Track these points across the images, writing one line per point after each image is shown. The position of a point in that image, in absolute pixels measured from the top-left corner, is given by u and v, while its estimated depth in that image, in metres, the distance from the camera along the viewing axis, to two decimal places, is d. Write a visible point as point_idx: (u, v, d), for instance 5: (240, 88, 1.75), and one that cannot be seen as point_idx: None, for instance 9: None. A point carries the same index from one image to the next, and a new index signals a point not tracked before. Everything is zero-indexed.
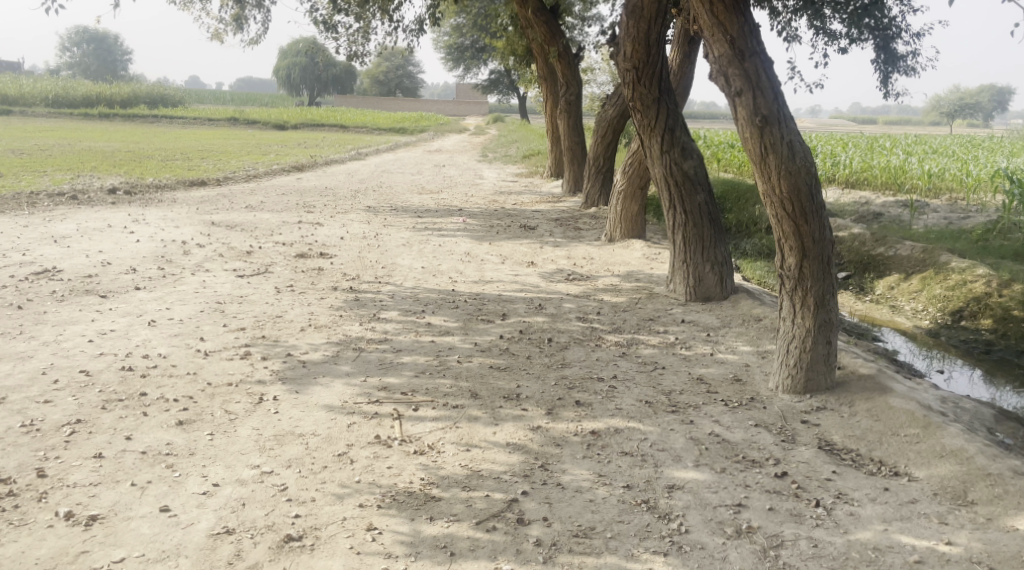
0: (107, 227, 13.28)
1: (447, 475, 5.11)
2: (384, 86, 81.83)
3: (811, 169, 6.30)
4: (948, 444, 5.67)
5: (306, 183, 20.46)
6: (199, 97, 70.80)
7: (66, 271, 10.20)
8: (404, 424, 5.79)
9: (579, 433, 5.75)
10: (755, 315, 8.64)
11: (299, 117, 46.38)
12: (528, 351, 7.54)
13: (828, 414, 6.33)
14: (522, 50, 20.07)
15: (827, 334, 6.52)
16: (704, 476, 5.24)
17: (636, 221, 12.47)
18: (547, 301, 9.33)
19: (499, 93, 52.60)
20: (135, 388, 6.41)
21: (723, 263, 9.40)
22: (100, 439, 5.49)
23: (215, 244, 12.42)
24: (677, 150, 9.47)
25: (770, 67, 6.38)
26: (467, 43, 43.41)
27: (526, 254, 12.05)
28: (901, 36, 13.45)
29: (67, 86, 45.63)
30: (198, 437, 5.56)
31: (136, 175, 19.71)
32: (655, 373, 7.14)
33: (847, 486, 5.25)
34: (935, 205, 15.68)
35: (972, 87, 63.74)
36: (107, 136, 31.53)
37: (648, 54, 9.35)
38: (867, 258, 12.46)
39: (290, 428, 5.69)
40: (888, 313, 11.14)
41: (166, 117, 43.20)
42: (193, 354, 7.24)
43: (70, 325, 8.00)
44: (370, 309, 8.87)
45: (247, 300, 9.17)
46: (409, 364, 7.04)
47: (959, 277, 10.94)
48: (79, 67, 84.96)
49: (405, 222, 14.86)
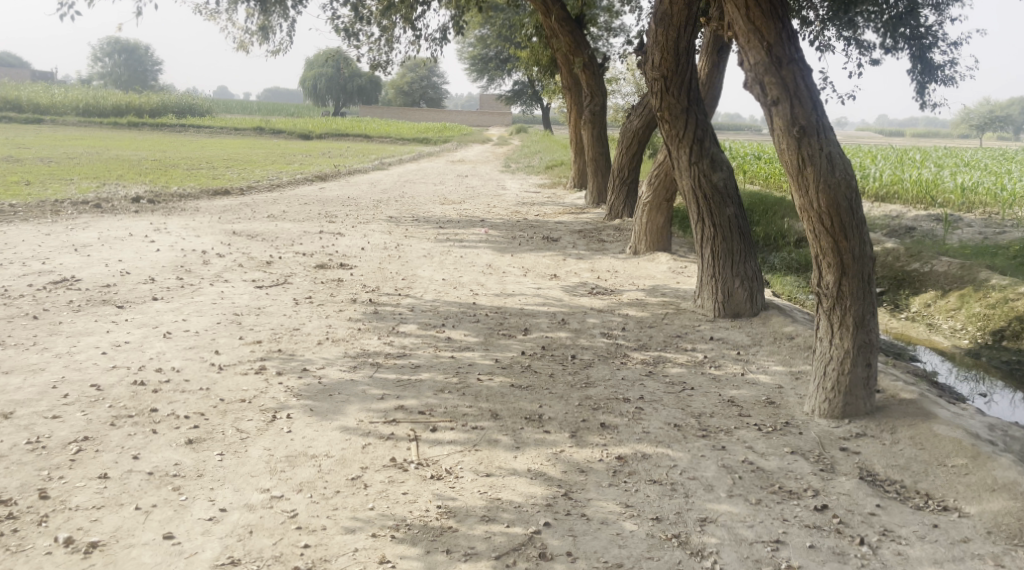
0: (128, 235, 13.16)
1: (466, 504, 4.85)
2: (409, 96, 82.06)
3: (851, 183, 5.99)
4: (999, 477, 5.38)
5: (329, 193, 20.32)
6: (226, 106, 71.22)
7: (85, 280, 10.06)
8: (422, 446, 5.54)
9: (605, 458, 5.48)
10: (787, 333, 8.33)
11: (324, 127, 46.50)
12: (551, 369, 7.27)
13: (869, 441, 6.02)
14: (546, 60, 19.70)
15: (866, 356, 6.21)
16: (739, 510, 4.96)
17: (662, 233, 12.17)
18: (571, 316, 9.07)
19: (523, 104, 52.35)
20: (145, 404, 6.20)
21: (754, 279, 9.09)
22: (106, 458, 5.28)
23: (236, 253, 12.25)
24: (706, 161, 9.17)
25: (809, 76, 6.09)
26: (491, 55, 43.31)
27: (550, 267, 11.78)
28: (937, 46, 12.98)
29: (95, 95, 45.89)
30: (207, 457, 5.35)
31: (161, 183, 19.67)
32: (683, 394, 6.84)
33: (891, 522, 5.00)
34: (969, 220, 15.28)
35: (1002, 100, 62.48)
36: (134, 143, 31.62)
37: (678, 63, 9.06)
38: (902, 274, 12.10)
39: (303, 449, 5.46)
40: (924, 332, 10.77)
41: (193, 126, 43.40)
42: (207, 368, 7.03)
43: (84, 337, 7.82)
44: (389, 322, 8.64)
45: (265, 312, 8.97)
46: (428, 382, 6.79)
47: (1001, 295, 10.55)
48: (110, 76, 85.95)
49: (427, 233, 14.64)
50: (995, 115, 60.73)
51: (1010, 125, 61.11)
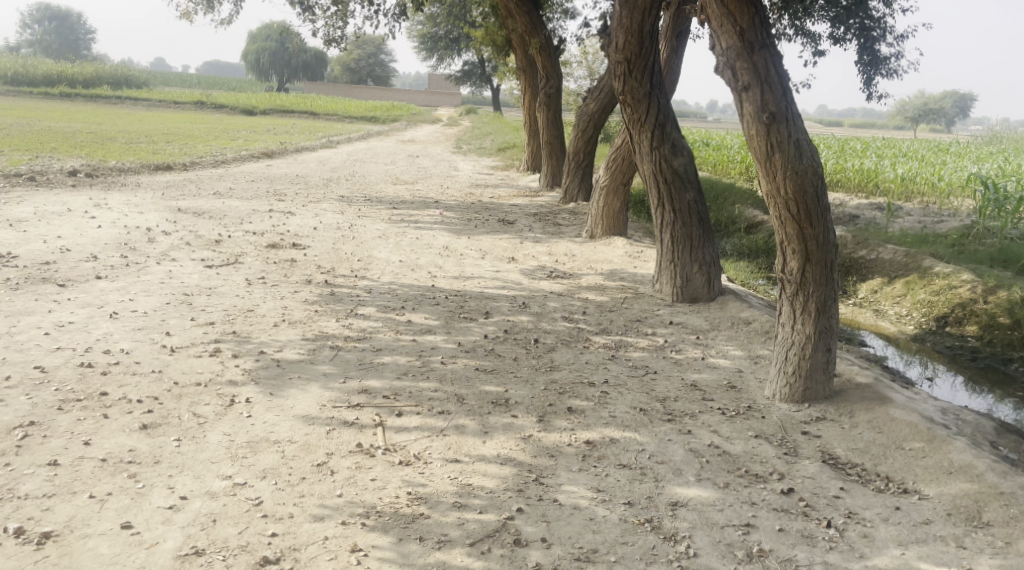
0: (67, 211, 12.75)
1: (435, 490, 4.78)
2: (355, 74, 81.01)
3: (818, 170, 6.03)
4: (956, 460, 5.49)
5: (276, 170, 19.95)
6: (165, 78, 69.39)
7: (22, 257, 9.70)
8: (387, 432, 5.45)
9: (573, 442, 5.45)
10: (745, 318, 8.38)
11: (268, 103, 45.62)
12: (514, 352, 7.22)
13: (829, 424, 6.08)
14: (501, 41, 19.57)
15: (827, 341, 6.27)
16: (707, 493, 4.98)
17: (619, 217, 12.17)
18: (530, 299, 9.03)
19: (471, 85, 52.03)
20: (94, 387, 6.03)
21: (711, 264, 9.14)
22: (56, 445, 5.13)
23: (182, 231, 11.95)
24: (667, 146, 9.17)
25: (779, 62, 6.09)
26: (440, 33, 42.94)
27: (507, 250, 11.71)
28: (884, 38, 13.18)
29: (26, 64, 44.29)
30: (164, 443, 5.19)
31: (99, 157, 19.09)
32: (646, 378, 6.84)
33: (856, 504, 5.06)
34: (910, 209, 15.59)
35: (937, 92, 63.87)
36: (68, 115, 30.58)
37: (641, 46, 9.02)
38: (850, 261, 12.30)
39: (265, 434, 5.33)
40: (872, 318, 10.94)
41: (131, 98, 42.20)
42: (159, 351, 6.85)
43: (26, 316, 7.55)
44: (347, 304, 8.50)
45: (216, 292, 8.76)
46: (390, 365, 6.68)
47: (944, 282, 10.75)
48: (41, 45, 83.14)
49: (380, 213, 14.46)
50: (930, 108, 62.24)
51: (944, 117, 62.64)
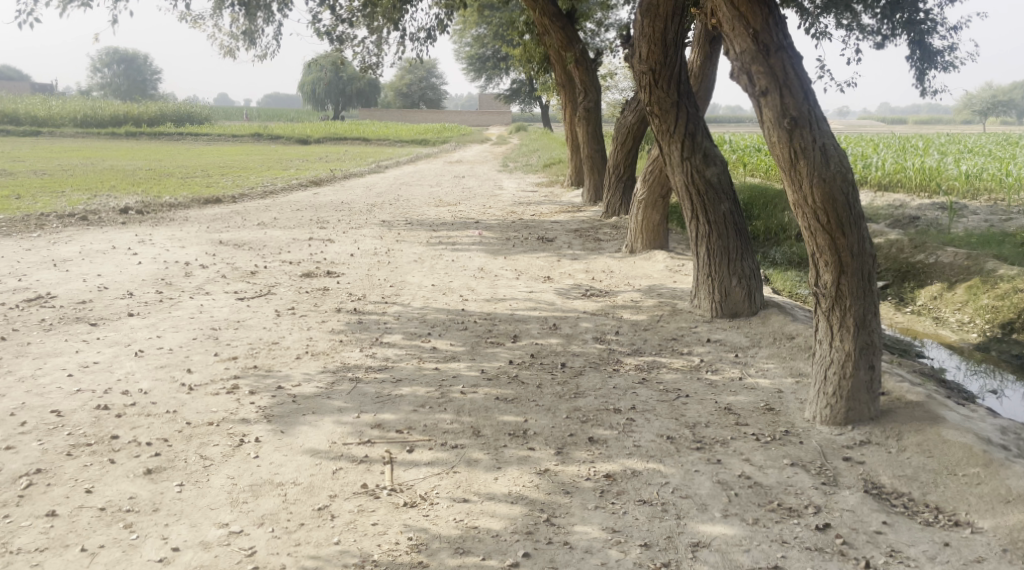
0: (111, 249, 12.85)
1: (439, 534, 4.54)
2: (409, 98, 81.84)
3: (848, 176, 5.64)
4: (1013, 487, 5.04)
5: (323, 197, 20.00)
6: (226, 111, 70.91)
7: (60, 297, 9.75)
8: (396, 470, 5.21)
9: (592, 477, 5.15)
10: (788, 333, 7.96)
11: (323, 131, 46.20)
12: (539, 379, 6.92)
13: (874, 448, 5.67)
14: (539, 58, 19.37)
15: (869, 358, 5.85)
16: (734, 532, 4.65)
17: (659, 231, 11.79)
18: (562, 320, 8.72)
19: (523, 103, 52.00)
20: (106, 430, 5.90)
21: (752, 277, 8.71)
22: (57, 493, 4.99)
23: (220, 264, 11.93)
24: (699, 156, 8.81)
25: (799, 64, 5.77)
26: (488, 54, 43.15)
27: (544, 269, 11.43)
28: (936, 31, 12.51)
29: (94, 105, 45.62)
30: (166, 489, 5.02)
31: (153, 193, 19.35)
32: (677, 403, 6.47)
33: (899, 541, 4.68)
34: (974, 207, 14.86)
35: (1005, 84, 61.95)
36: (132, 154, 31.30)
37: (666, 55, 8.73)
38: (906, 266, 11.71)
39: (269, 476, 5.13)
40: (931, 326, 10.38)
41: (191, 134, 43.01)
42: (177, 390, 6.71)
43: (52, 358, 7.52)
44: (373, 333, 8.30)
45: (244, 325, 8.65)
46: (408, 397, 6.44)
47: (1009, 286, 10.15)
48: (109, 87, 85.61)
49: (420, 236, 14.32)
50: (998, 100, 60.47)
51: (1014, 109, 60.63)
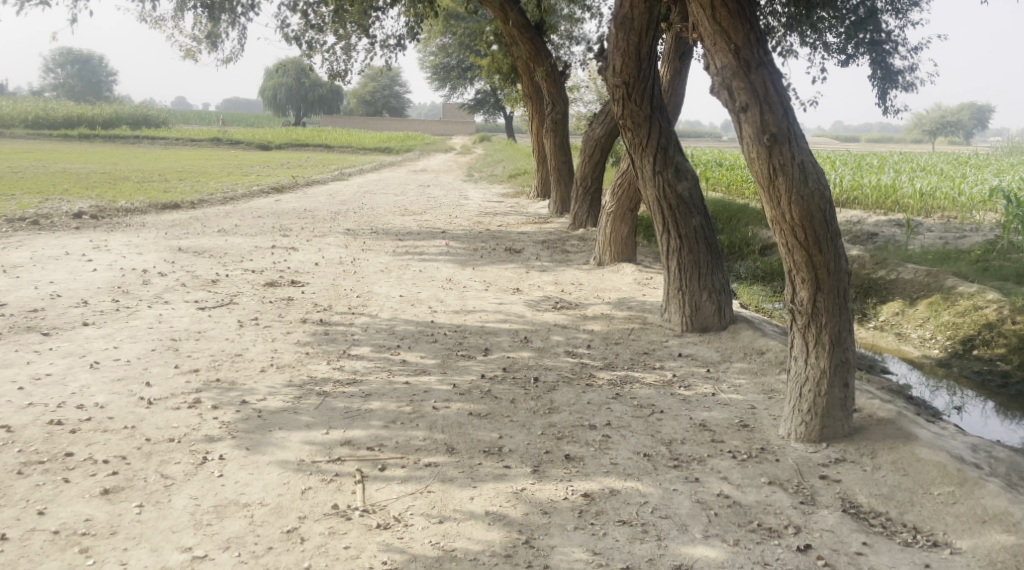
0: (64, 255, 12.47)
1: (413, 557, 4.41)
2: (370, 105, 81.39)
3: (825, 193, 5.61)
4: (989, 507, 5.02)
5: (285, 205, 19.71)
6: (184, 116, 69.95)
7: (11, 305, 9.41)
8: (368, 489, 5.05)
9: (569, 496, 5.03)
10: (758, 348, 7.93)
11: (283, 138, 45.73)
12: (512, 394, 6.79)
13: (850, 466, 5.62)
14: (507, 68, 19.29)
15: (843, 376, 5.82)
16: (715, 554, 4.57)
17: (627, 244, 11.74)
18: (533, 333, 8.60)
19: (484, 113, 51.91)
20: (60, 447, 5.66)
21: (722, 291, 8.68)
22: (8, 515, 4.75)
23: (179, 272, 11.64)
24: (670, 170, 8.77)
25: (779, 80, 5.72)
26: (452, 64, 43.06)
27: (512, 280, 11.31)
28: (898, 50, 12.66)
29: (47, 106, 44.67)
30: (125, 510, 4.82)
31: (109, 197, 18.92)
32: (652, 419, 6.38)
33: (880, 563, 4.63)
34: (931, 224, 15.04)
35: (955, 105, 63.24)
36: (87, 156, 30.63)
37: (639, 68, 8.68)
38: (869, 282, 11.77)
39: (235, 496, 4.94)
40: (894, 342, 10.43)
41: (148, 137, 42.33)
42: (135, 404, 6.47)
43: (3, 369, 7.23)
44: (339, 345, 8.11)
45: (205, 336, 8.41)
46: (378, 413, 6.27)
47: (969, 303, 10.23)
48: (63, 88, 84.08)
49: (385, 245, 14.14)
50: (947, 121, 61.73)
51: (962, 130, 61.89)
